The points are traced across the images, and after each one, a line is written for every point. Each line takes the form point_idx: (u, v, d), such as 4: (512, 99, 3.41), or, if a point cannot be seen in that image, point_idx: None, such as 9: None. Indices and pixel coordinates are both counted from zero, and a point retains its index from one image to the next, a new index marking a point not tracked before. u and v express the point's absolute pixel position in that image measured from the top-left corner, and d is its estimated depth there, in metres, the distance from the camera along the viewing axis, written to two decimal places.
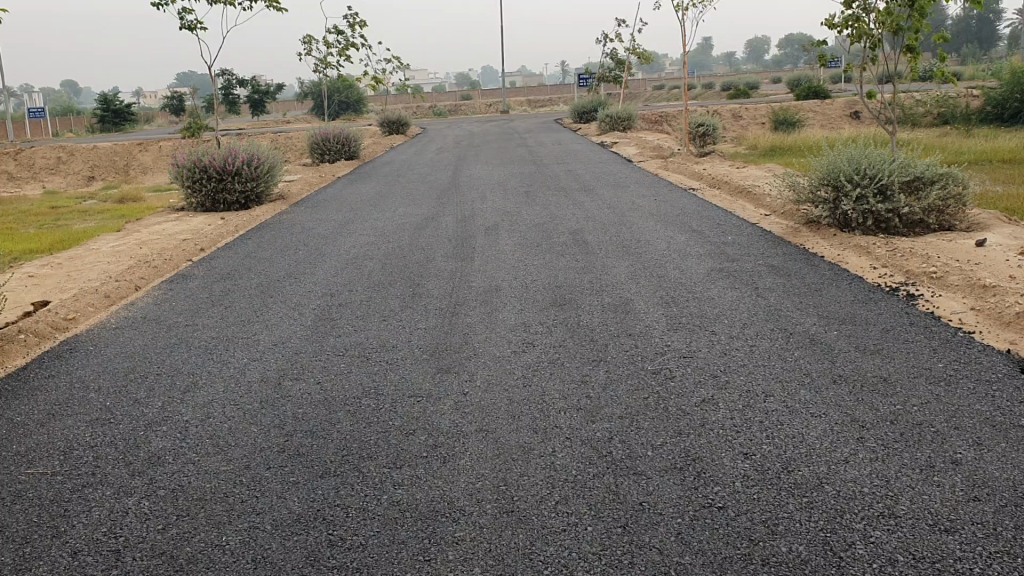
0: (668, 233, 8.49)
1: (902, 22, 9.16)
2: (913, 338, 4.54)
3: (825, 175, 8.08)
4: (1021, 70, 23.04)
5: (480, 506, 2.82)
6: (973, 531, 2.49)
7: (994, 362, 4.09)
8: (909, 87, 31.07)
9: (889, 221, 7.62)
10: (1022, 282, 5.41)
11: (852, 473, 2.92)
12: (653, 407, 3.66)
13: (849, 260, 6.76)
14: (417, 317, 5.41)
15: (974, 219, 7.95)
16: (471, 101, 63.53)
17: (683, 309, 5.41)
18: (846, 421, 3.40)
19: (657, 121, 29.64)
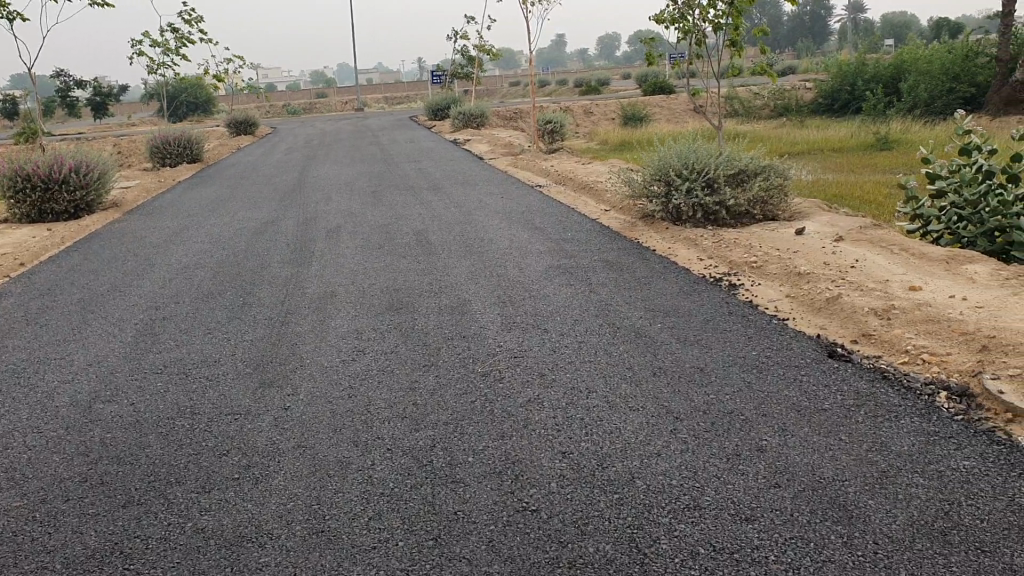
0: (510, 231, 8.52)
1: (723, 19, 9.56)
2: (731, 327, 4.70)
3: (656, 170, 8.32)
4: (847, 65, 24.38)
5: (290, 527, 2.72)
6: (772, 518, 2.57)
7: (804, 348, 4.27)
8: (749, 80, 32.29)
9: (717, 213, 7.90)
10: (835, 267, 5.68)
11: (663, 466, 2.98)
12: (479, 410, 3.62)
13: (678, 252, 6.96)
14: (245, 329, 5.22)
15: (796, 208, 8.33)
16: (325, 99, 62.39)
17: (518, 308, 5.42)
18: (661, 414, 3.46)
19: (511, 117, 29.87)
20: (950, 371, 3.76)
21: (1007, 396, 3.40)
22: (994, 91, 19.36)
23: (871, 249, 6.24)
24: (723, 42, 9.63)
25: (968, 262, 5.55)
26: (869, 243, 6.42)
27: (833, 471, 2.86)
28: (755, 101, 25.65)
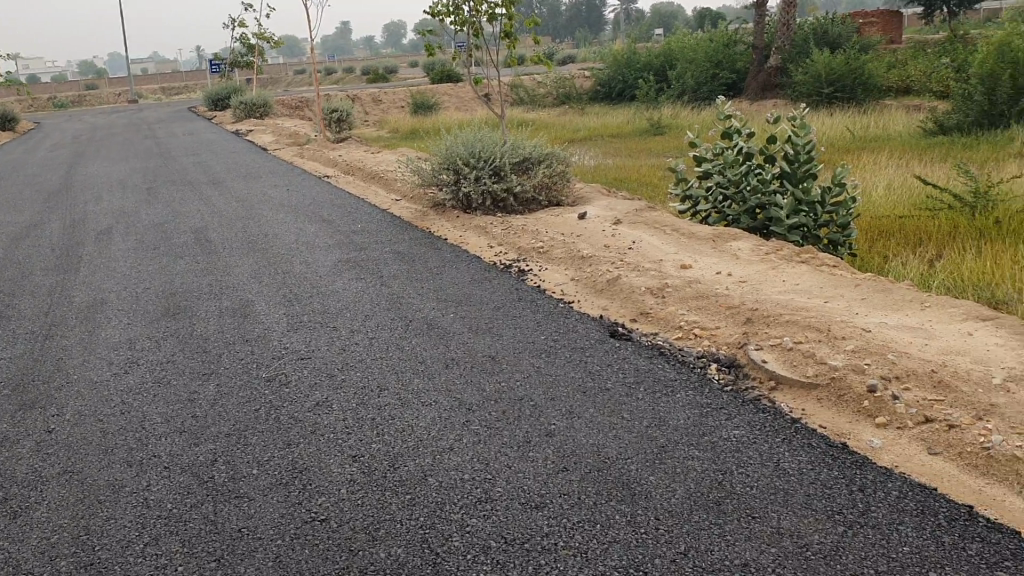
0: (296, 225, 8.27)
1: (497, 10, 9.71)
2: (520, 313, 4.78)
3: (443, 160, 8.32)
4: (621, 53, 25.37)
5: (54, 564, 2.50)
6: (560, 503, 2.62)
7: (589, 329, 4.41)
8: (532, 67, 32.97)
9: (506, 200, 8.02)
10: (616, 249, 5.91)
11: (455, 460, 2.96)
12: (264, 418, 3.48)
13: (468, 240, 7.01)
14: (2, 345, 4.77)
15: (579, 192, 8.59)
16: (92, 91, 58.32)
17: (306, 306, 5.26)
18: (452, 407, 3.45)
19: (295, 106, 29.04)
20: (722, 344, 3.98)
21: (771, 364, 3.64)
22: (753, 77, 20.72)
23: (648, 230, 6.53)
24: (499, 33, 9.76)
25: (735, 238, 5.90)
26: (646, 224, 6.71)
27: (617, 450, 2.95)
28: (538, 88, 26.24)
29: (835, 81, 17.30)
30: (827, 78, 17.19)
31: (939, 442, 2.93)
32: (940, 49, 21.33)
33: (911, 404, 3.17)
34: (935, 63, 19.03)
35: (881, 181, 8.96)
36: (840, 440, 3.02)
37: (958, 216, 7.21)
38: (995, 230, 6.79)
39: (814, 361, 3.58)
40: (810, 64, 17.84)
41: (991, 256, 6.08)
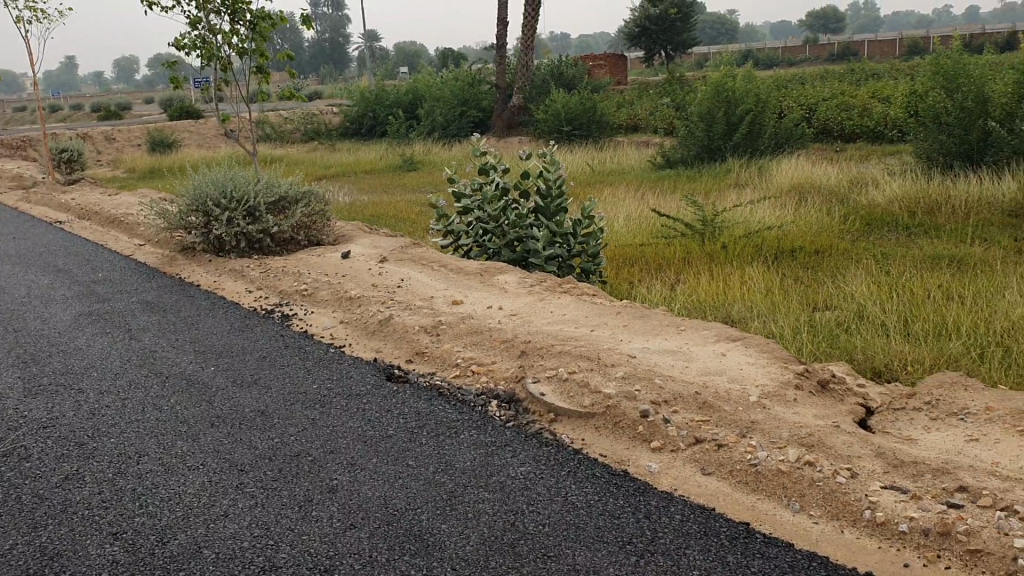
0: (26, 277, 7.51)
1: (246, 45, 9.41)
2: (288, 362, 4.58)
3: (191, 201, 7.87)
4: (368, 89, 25.32)
5: None
6: (351, 564, 2.48)
7: (364, 374, 4.34)
8: (277, 104, 32.22)
9: (262, 241, 7.73)
10: (383, 289, 5.85)
11: (232, 528, 2.74)
12: (2, 500, 3.07)
13: (225, 286, 6.69)
14: None
15: (338, 231, 8.42)
16: None
17: (44, 367, 4.75)
18: (223, 469, 3.21)
19: (15, 145, 26.59)
20: (498, 379, 3.99)
21: (548, 397, 3.63)
22: (497, 114, 21.35)
23: (413, 267, 6.50)
24: (249, 68, 9.44)
25: (499, 273, 5.98)
26: (411, 262, 6.68)
27: (405, 501, 2.85)
28: (285, 124, 25.66)
29: (572, 119, 18.13)
30: (566, 116, 17.99)
31: (710, 462, 3.00)
32: (662, 89, 23.03)
33: (681, 427, 3.24)
34: (659, 103, 20.49)
35: (620, 212, 9.47)
36: (620, 467, 3.04)
37: (691, 243, 7.75)
38: (723, 254, 7.36)
39: (588, 390, 3.61)
40: (550, 102, 18.60)
41: (723, 278, 6.57)
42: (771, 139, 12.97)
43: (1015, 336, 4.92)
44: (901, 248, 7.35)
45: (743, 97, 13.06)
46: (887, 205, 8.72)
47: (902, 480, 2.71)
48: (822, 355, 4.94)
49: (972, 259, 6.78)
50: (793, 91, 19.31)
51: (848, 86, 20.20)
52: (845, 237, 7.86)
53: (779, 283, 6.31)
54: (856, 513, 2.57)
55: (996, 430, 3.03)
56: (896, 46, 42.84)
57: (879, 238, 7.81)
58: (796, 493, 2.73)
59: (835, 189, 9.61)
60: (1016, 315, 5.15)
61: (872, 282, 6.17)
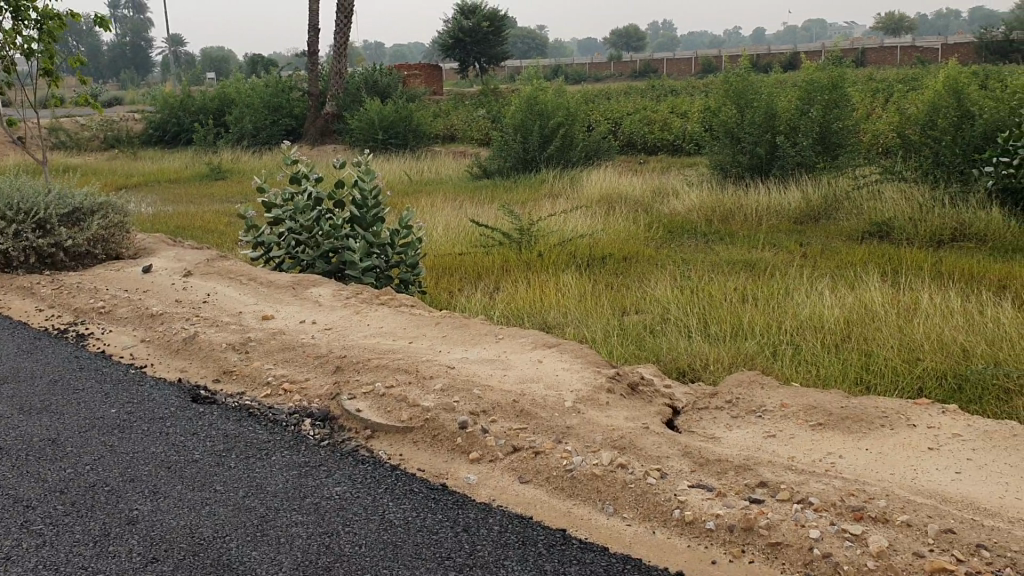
0: None
1: (33, 45, 8.75)
2: (84, 385, 4.27)
3: None
4: (173, 94, 24.19)
5: None
6: None
7: (167, 396, 4.10)
8: (72, 109, 30.19)
9: (53, 255, 7.19)
10: (188, 305, 5.57)
11: (16, 571, 2.51)
12: None
13: (12, 305, 6.18)
14: None
15: (140, 244, 7.96)
16: None
17: None
18: (7, 506, 2.94)
19: None
20: (312, 397, 3.87)
21: (364, 413, 3.55)
22: (310, 122, 20.88)
23: (221, 281, 6.23)
24: (37, 72, 8.78)
25: (312, 285, 5.82)
26: (219, 275, 6.40)
27: (212, 529, 2.70)
28: (81, 130, 24.12)
29: (387, 128, 17.96)
30: (382, 124, 17.80)
31: (527, 470, 3.01)
32: (477, 101, 23.26)
33: (498, 435, 3.23)
34: (474, 114, 20.67)
35: (438, 222, 9.46)
36: (438, 481, 3.00)
37: (508, 251, 7.84)
38: (539, 262, 7.48)
39: (405, 404, 3.55)
40: (365, 111, 18.37)
41: (538, 285, 6.67)
42: (581, 150, 13.35)
43: (804, 334, 5.25)
44: (702, 254, 7.71)
45: (554, 109, 13.37)
46: (687, 214, 9.14)
47: (709, 478, 2.81)
48: (632, 357, 5.09)
49: (765, 263, 7.21)
50: (601, 105, 19.99)
51: (650, 101, 21.11)
52: (651, 244, 8.17)
53: (591, 289, 6.48)
54: (667, 513, 2.64)
55: (790, 425, 3.21)
56: (694, 64, 45.21)
57: (682, 245, 8.17)
58: (610, 497, 2.78)
59: (641, 199, 9.99)
60: (805, 314, 5.50)
61: (677, 287, 6.43)
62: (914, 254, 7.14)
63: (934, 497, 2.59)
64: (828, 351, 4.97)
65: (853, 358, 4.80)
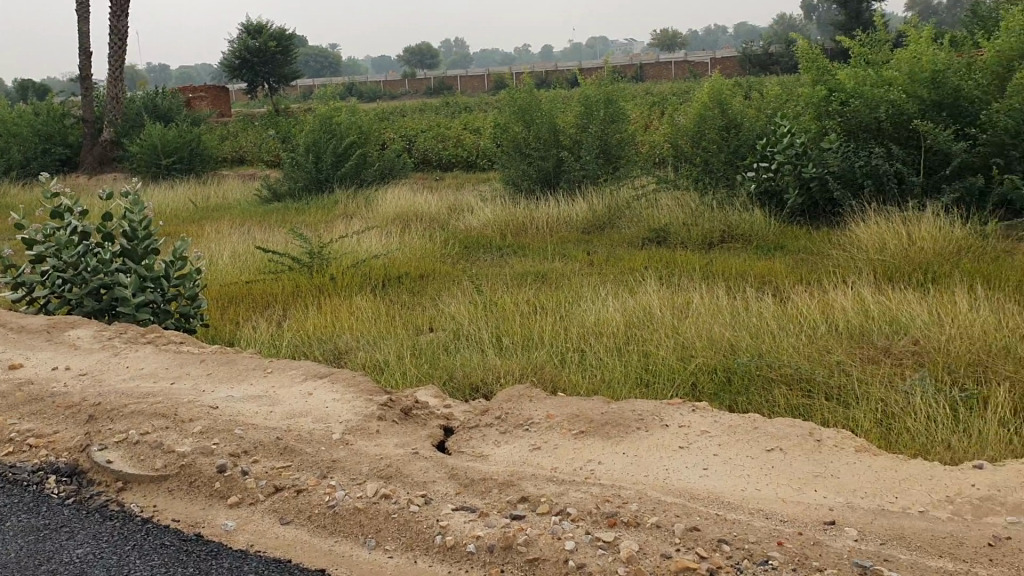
0: None
1: None
2: None
3: None
4: None
5: None
6: None
7: None
8: None
9: None
10: None
11: None
12: None
13: None
14: None
15: None
16: None
17: None
18: None
19: None
20: (60, 450, 3.57)
21: (115, 464, 3.31)
22: (85, 150, 19.53)
23: None
24: None
25: (70, 327, 5.40)
26: None
27: None
28: None
29: (171, 152, 17.04)
30: (165, 149, 16.85)
31: (289, 510, 2.89)
32: (267, 122, 22.55)
33: (260, 477, 3.09)
34: (265, 136, 20.02)
35: (224, 249, 9.05)
36: (192, 531, 2.83)
37: (298, 276, 7.60)
38: (331, 286, 7.30)
39: (161, 451, 3.34)
40: (144, 135, 17.35)
41: (330, 310, 6.50)
42: (375, 169, 13.19)
43: (589, 340, 5.35)
44: (495, 268, 7.76)
45: (347, 130, 13.17)
46: (480, 229, 9.21)
47: (472, 499, 2.80)
48: (423, 378, 5.02)
49: (554, 274, 7.33)
50: (395, 123, 19.86)
51: (445, 119, 21.21)
52: (445, 261, 8.15)
53: (384, 310, 6.37)
54: (429, 540, 2.61)
55: (554, 436, 3.26)
56: (486, 81, 45.87)
57: (477, 260, 8.20)
58: (372, 530, 2.71)
59: (436, 217, 9.97)
60: (590, 320, 5.61)
61: (470, 302, 6.43)
62: (689, 257, 7.47)
63: (682, 496, 2.70)
64: (611, 355, 5.08)
65: (634, 360, 4.93)
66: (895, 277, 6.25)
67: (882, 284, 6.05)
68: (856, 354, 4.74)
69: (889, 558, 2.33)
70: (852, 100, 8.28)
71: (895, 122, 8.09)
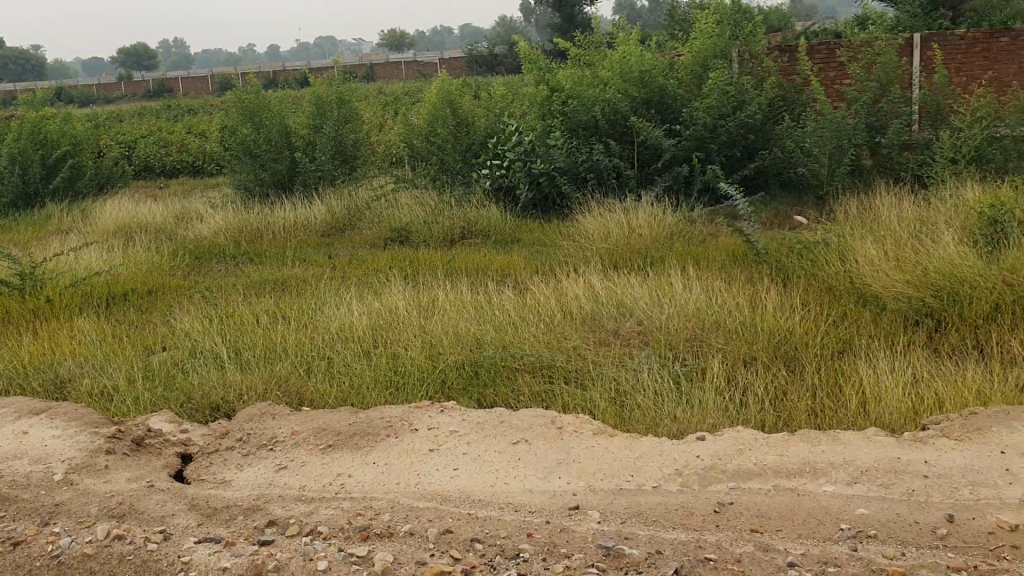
0: None
1: None
2: None
3: None
4: None
5: None
6: None
7: None
8: None
9: None
10: None
11: None
12: None
13: None
14: None
15: None
16: None
17: None
18: None
19: None
20: None
21: None
22: None
23: None
24: None
25: None
26: None
27: None
28: None
29: None
30: None
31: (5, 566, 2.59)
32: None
33: None
34: None
35: None
36: None
37: (7, 301, 6.87)
38: (47, 308, 6.66)
39: None
40: None
41: (47, 335, 5.93)
42: (91, 180, 12.21)
43: (333, 345, 5.24)
44: (231, 278, 7.43)
45: (57, 138, 12.10)
46: (212, 238, 8.77)
47: (216, 529, 2.66)
48: (158, 403, 4.71)
49: (294, 281, 7.13)
50: (110, 130, 18.45)
51: (166, 124, 20.02)
52: (175, 274, 7.68)
53: (109, 332, 5.90)
54: None
55: (301, 452, 3.17)
56: (210, 82, 43.81)
57: (210, 271, 7.80)
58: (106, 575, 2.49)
59: (163, 227, 9.39)
60: (333, 325, 5.50)
61: (205, 316, 6.11)
62: (429, 255, 7.54)
63: (433, 500, 2.72)
64: (357, 359, 5.01)
65: (381, 362, 4.89)
66: (620, 263, 6.64)
67: (609, 271, 6.41)
68: (589, 339, 4.98)
69: (629, 536, 2.46)
70: (571, 99, 8.73)
71: (610, 119, 8.60)
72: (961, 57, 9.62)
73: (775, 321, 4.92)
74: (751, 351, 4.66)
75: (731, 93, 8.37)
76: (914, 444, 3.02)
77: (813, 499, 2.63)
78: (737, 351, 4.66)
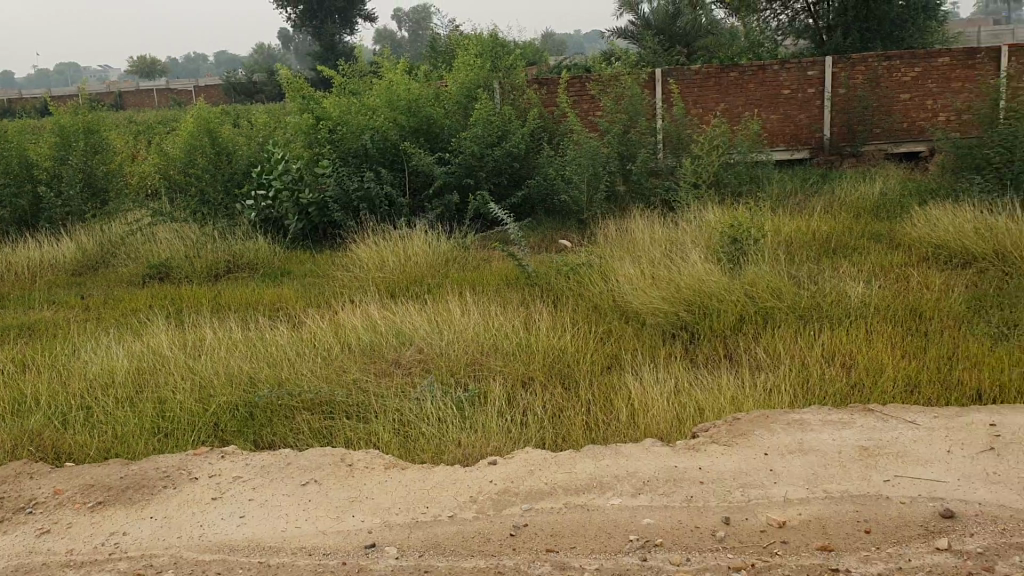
0: None
1: None
2: None
3: None
4: None
5: None
6: None
7: None
8: None
9: None
10: None
11: None
12: None
13: None
14: None
15: None
16: None
17: None
18: None
19: None
20: None
21: None
22: None
23: None
24: None
25: None
26: None
27: None
28: None
29: None
30: None
31: None
32: None
33: None
34: None
35: None
36: None
37: None
38: None
39: None
40: None
41: None
42: None
43: (92, 392, 4.85)
44: None
45: None
46: None
47: None
48: None
49: (44, 325, 6.55)
50: None
51: None
52: None
53: None
54: None
55: (66, 513, 2.90)
56: None
57: None
58: None
59: None
60: (91, 370, 5.09)
61: None
62: (196, 291, 7.18)
63: (221, 551, 2.58)
64: (120, 406, 4.66)
65: (147, 408, 4.58)
66: (396, 292, 6.62)
67: (385, 300, 6.36)
68: (369, 370, 4.90)
69: (428, 569, 2.45)
70: (339, 127, 8.63)
71: (380, 147, 8.58)
72: (697, 90, 10.42)
73: (549, 342, 5.07)
74: (529, 373, 4.77)
75: (495, 123, 8.60)
76: (689, 451, 3.20)
77: (603, 513, 2.72)
78: (515, 374, 4.76)
